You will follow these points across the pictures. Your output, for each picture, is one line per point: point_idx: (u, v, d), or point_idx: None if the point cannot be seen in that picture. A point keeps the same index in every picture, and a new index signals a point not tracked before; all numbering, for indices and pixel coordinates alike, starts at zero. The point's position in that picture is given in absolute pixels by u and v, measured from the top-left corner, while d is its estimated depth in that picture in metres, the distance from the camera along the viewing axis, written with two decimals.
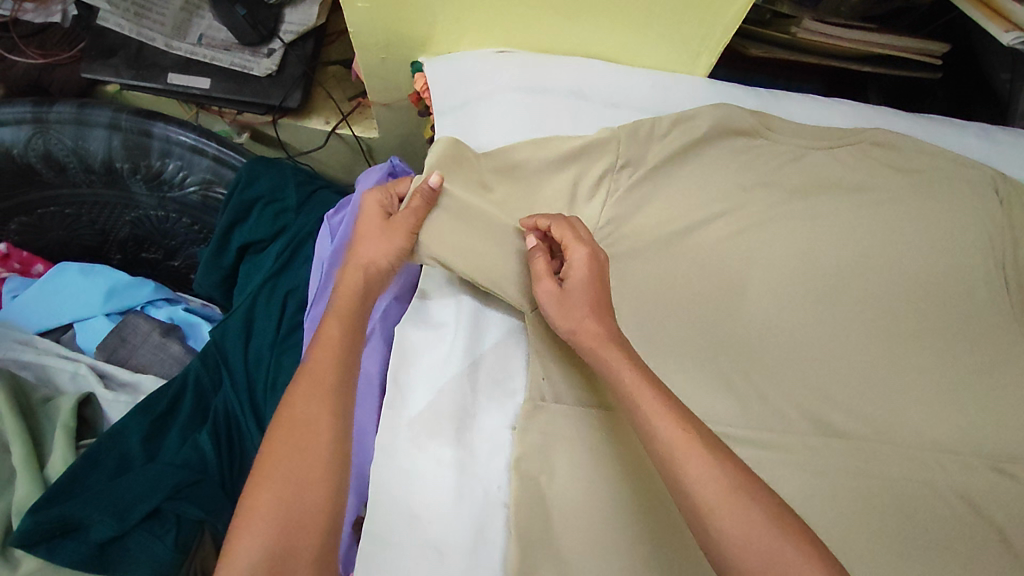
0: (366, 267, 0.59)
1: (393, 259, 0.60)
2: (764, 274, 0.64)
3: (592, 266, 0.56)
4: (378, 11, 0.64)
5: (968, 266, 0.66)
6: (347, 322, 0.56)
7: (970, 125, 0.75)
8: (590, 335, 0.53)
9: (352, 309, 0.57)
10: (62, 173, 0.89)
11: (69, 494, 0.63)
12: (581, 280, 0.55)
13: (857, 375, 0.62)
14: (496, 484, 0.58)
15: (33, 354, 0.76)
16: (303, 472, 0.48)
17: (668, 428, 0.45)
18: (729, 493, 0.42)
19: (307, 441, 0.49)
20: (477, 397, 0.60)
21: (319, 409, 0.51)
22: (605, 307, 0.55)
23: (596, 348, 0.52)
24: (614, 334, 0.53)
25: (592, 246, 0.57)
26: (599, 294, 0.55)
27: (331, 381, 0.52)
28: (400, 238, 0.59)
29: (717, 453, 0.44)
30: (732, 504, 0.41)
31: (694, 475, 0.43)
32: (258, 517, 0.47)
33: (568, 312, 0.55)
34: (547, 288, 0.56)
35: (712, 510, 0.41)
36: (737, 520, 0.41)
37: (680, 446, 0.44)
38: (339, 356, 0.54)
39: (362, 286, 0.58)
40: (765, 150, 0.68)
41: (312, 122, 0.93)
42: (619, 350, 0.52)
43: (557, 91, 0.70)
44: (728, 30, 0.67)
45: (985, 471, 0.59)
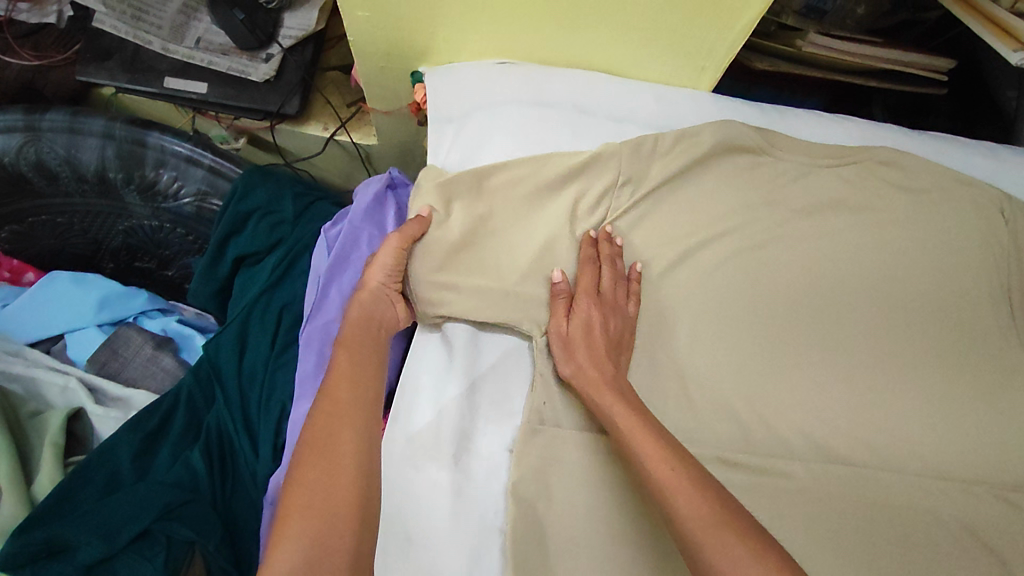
0: (369, 295, 0.59)
1: (391, 276, 0.60)
2: (769, 295, 0.63)
3: (597, 318, 0.58)
4: (378, 20, 0.63)
5: (974, 290, 0.64)
6: (358, 348, 0.55)
7: (976, 143, 0.74)
8: (589, 374, 0.55)
9: (357, 330, 0.56)
10: (54, 182, 0.87)
11: (58, 513, 0.61)
12: (586, 327, 0.58)
13: (861, 401, 0.61)
14: (493, 510, 0.56)
15: (21, 367, 0.75)
16: (332, 479, 0.47)
17: (656, 465, 0.46)
18: (716, 527, 0.41)
19: (332, 453, 0.48)
20: (475, 418, 0.59)
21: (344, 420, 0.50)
22: (609, 360, 0.56)
23: (595, 392, 0.54)
24: (614, 382, 0.54)
25: (604, 302, 0.59)
26: (602, 344, 0.57)
27: (348, 399, 0.51)
28: (391, 255, 0.59)
29: (704, 491, 0.44)
30: (716, 538, 0.40)
31: (683, 510, 0.43)
32: (286, 538, 0.44)
33: (570, 357, 0.57)
34: (554, 328, 0.59)
35: (698, 547, 0.41)
36: (721, 556, 0.40)
37: (669, 484, 0.44)
38: (357, 379, 0.53)
39: (370, 312, 0.58)
40: (770, 168, 0.67)
41: (310, 128, 0.92)
42: (613, 390, 0.53)
43: (559, 105, 0.68)
44: (734, 45, 0.66)
45: (989, 500, 0.58)
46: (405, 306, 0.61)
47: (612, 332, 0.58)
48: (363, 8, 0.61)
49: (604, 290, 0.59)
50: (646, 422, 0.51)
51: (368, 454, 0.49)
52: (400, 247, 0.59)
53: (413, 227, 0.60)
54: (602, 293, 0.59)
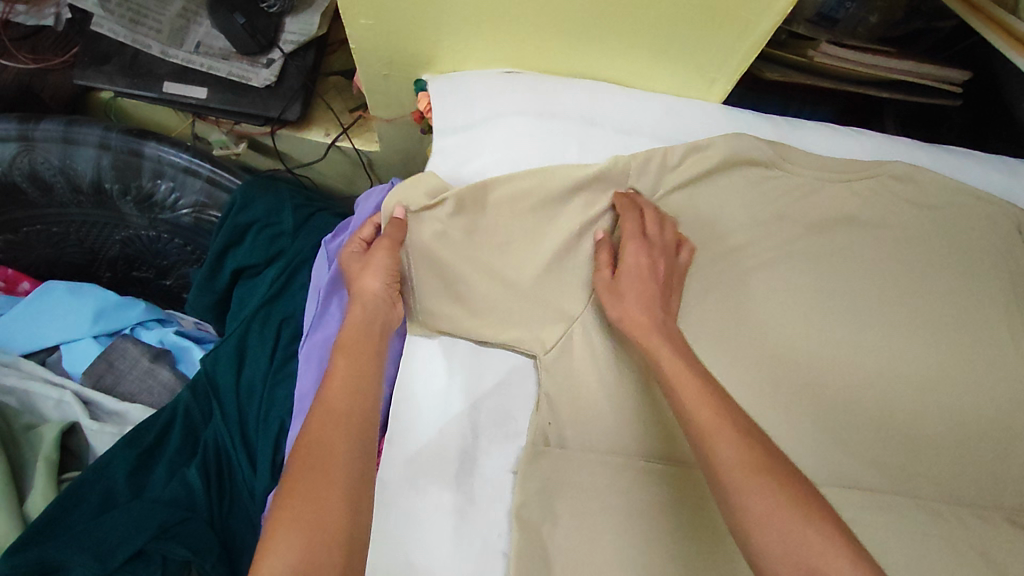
0: (366, 299, 0.56)
1: (388, 280, 0.57)
2: (779, 313, 0.62)
3: (647, 259, 0.56)
4: (381, 28, 0.61)
5: (988, 308, 0.63)
6: (358, 355, 0.53)
7: (993, 159, 0.72)
8: (638, 321, 0.53)
9: (357, 340, 0.54)
10: (49, 193, 0.86)
11: (50, 535, 0.62)
12: (637, 272, 0.56)
13: (873, 425, 0.59)
14: (496, 532, 0.56)
15: (16, 379, 0.74)
16: (324, 491, 0.44)
17: (701, 409, 0.44)
18: (756, 475, 0.40)
19: (325, 462, 0.45)
20: (478, 439, 0.58)
21: (337, 430, 0.47)
22: (659, 300, 0.55)
23: (643, 337, 0.52)
24: (661, 323, 0.53)
25: (651, 244, 0.57)
26: (651, 286, 0.55)
27: (345, 411, 0.49)
28: (386, 258, 0.56)
29: (747, 437, 0.42)
30: (755, 483, 0.40)
31: (726, 458, 0.41)
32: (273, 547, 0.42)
33: (617, 301, 0.55)
34: (601, 276, 0.57)
35: (737, 490, 0.40)
36: (761, 499, 0.39)
37: (712, 431, 0.43)
38: (354, 389, 0.51)
39: (368, 318, 0.55)
40: (781, 183, 0.65)
41: (311, 134, 0.90)
42: (660, 333, 0.52)
43: (567, 115, 0.67)
44: (746, 57, 0.64)
45: (1001, 525, 0.57)
46: (404, 307, 0.59)
47: (662, 275, 0.56)
48: (365, 16, 0.59)
49: (650, 233, 0.57)
50: (690, 366, 0.49)
51: (361, 464, 0.47)
52: (392, 250, 0.57)
53: (397, 228, 0.57)
54: (648, 236, 0.57)
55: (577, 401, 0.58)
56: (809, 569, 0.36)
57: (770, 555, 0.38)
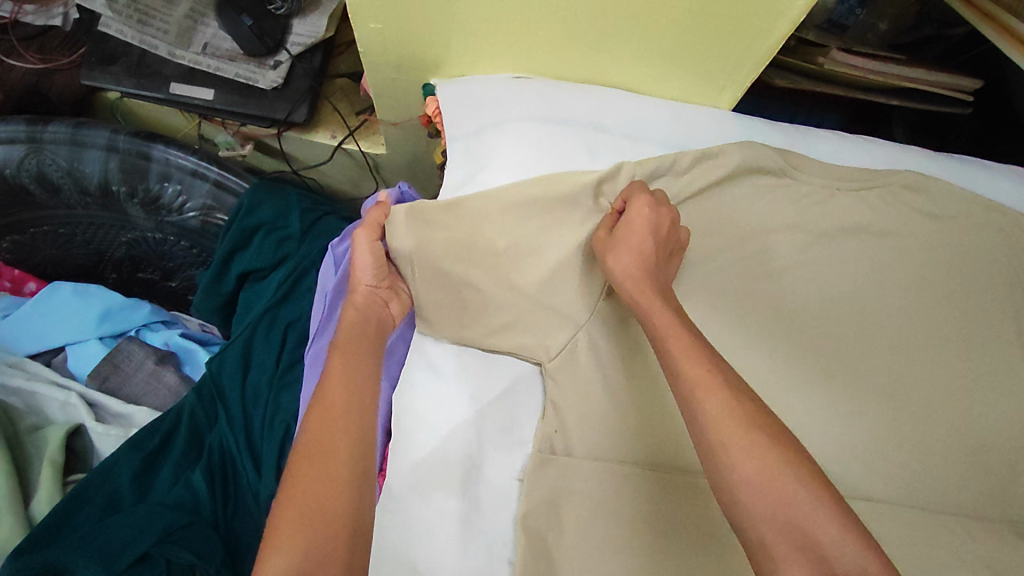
0: (356, 300, 0.58)
1: (378, 273, 0.59)
2: (787, 321, 0.61)
3: (649, 214, 0.54)
4: (390, 32, 0.61)
5: (999, 320, 0.63)
6: (355, 352, 0.54)
7: (1006, 169, 0.72)
8: (633, 278, 0.51)
9: (353, 338, 0.54)
10: (57, 195, 0.86)
11: (54, 536, 0.62)
12: (639, 227, 0.53)
13: (882, 435, 0.59)
14: (501, 540, 0.55)
15: (22, 380, 0.74)
16: (326, 484, 0.45)
17: (689, 363, 0.43)
18: (744, 432, 0.39)
19: (324, 455, 0.46)
20: (485, 448, 0.58)
21: (335, 425, 0.48)
22: (654, 258, 0.53)
23: (636, 298, 0.50)
24: (656, 281, 0.51)
25: (655, 199, 0.55)
26: (648, 241, 0.53)
27: (343, 404, 0.50)
28: (369, 252, 0.58)
29: (738, 397, 0.41)
30: (745, 442, 0.38)
31: (712, 412, 0.40)
32: (276, 546, 0.42)
33: (611, 253, 0.54)
34: (599, 237, 0.56)
35: (724, 448, 0.39)
36: (749, 457, 0.38)
37: (701, 387, 0.41)
38: (353, 384, 0.51)
39: (363, 319, 0.57)
40: (791, 192, 0.65)
41: (319, 136, 0.91)
42: (655, 290, 0.50)
43: (576, 122, 0.67)
44: (757, 66, 0.64)
45: (1012, 538, 0.57)
46: (397, 305, 0.61)
47: (663, 239, 0.54)
48: (375, 20, 0.59)
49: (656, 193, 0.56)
50: (680, 320, 0.47)
51: (361, 458, 0.48)
52: (373, 238, 0.58)
53: (378, 211, 0.59)
54: (654, 195, 0.56)
55: (585, 408, 0.57)
56: (794, 527, 0.36)
57: (756, 511, 0.37)
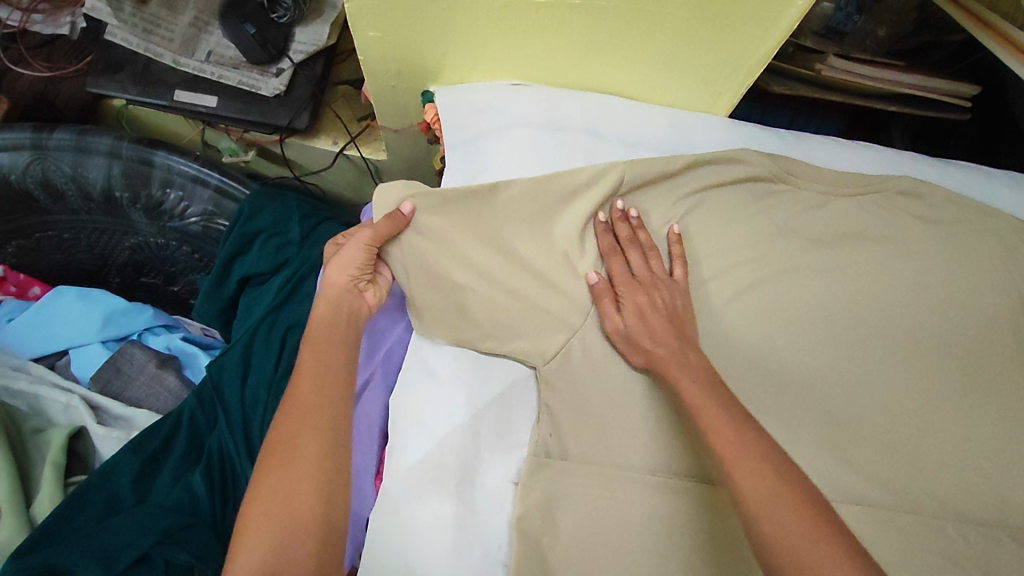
0: (335, 292, 0.57)
1: (359, 268, 0.57)
2: (782, 324, 0.61)
3: (646, 300, 0.56)
4: (389, 40, 0.62)
5: (994, 327, 0.63)
6: (325, 347, 0.54)
7: (1001, 174, 0.72)
8: (656, 354, 0.54)
9: (325, 332, 0.55)
10: (61, 200, 0.87)
11: (56, 537, 0.63)
12: (641, 316, 0.56)
13: (876, 439, 0.59)
14: (496, 544, 0.56)
15: (26, 382, 0.75)
16: (294, 488, 0.48)
17: (720, 430, 0.46)
18: (771, 495, 0.41)
19: (292, 458, 0.49)
20: (480, 452, 0.58)
21: (304, 428, 0.50)
22: (671, 334, 0.55)
23: (668, 367, 0.52)
24: (682, 351, 0.53)
25: (646, 284, 0.57)
26: (659, 320, 0.55)
27: (313, 402, 0.51)
28: (360, 251, 0.57)
29: (766, 458, 0.43)
30: (771, 506, 0.41)
31: (740, 473, 0.43)
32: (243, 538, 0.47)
33: (643, 332, 0.55)
34: (608, 314, 0.57)
35: (752, 513, 0.41)
36: (772, 517, 0.40)
37: (728, 449, 0.44)
38: (322, 379, 0.53)
39: (336, 313, 0.56)
40: (785, 198, 0.65)
41: (320, 143, 0.92)
42: (680, 362, 0.52)
43: (572, 128, 0.67)
44: (752, 73, 0.65)
45: (1010, 544, 0.57)
46: (374, 293, 0.60)
47: (665, 308, 0.56)
48: (374, 28, 0.60)
49: (641, 273, 0.58)
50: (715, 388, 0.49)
51: (327, 457, 0.50)
52: (372, 244, 0.57)
53: (387, 224, 0.56)
54: (638, 276, 0.58)
55: (582, 414, 0.57)
56: None
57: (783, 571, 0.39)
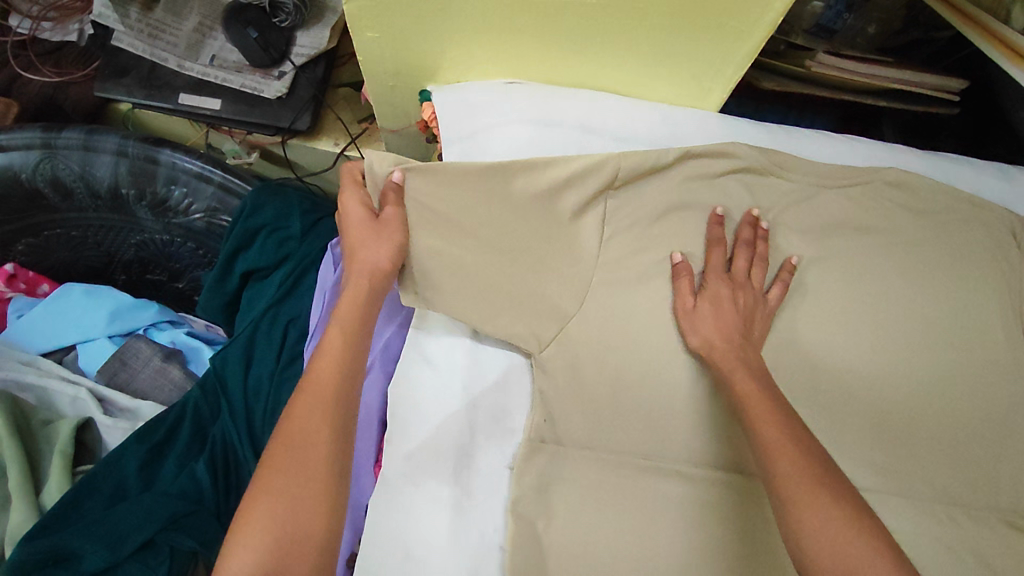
0: (367, 275, 0.55)
1: (392, 257, 0.56)
2: (773, 311, 0.62)
3: (731, 289, 0.58)
4: (387, 40, 0.64)
5: (984, 315, 0.64)
6: (352, 334, 0.53)
7: (987, 164, 0.73)
8: (716, 346, 0.54)
9: (353, 320, 0.53)
10: (70, 198, 0.89)
11: (64, 521, 0.65)
12: (715, 303, 0.57)
13: (867, 423, 0.60)
14: (492, 526, 0.57)
15: (34, 376, 0.77)
16: (298, 488, 0.46)
17: (770, 433, 0.46)
18: (822, 504, 0.42)
19: (302, 459, 0.47)
20: (476, 437, 0.60)
21: (317, 425, 0.48)
22: (740, 330, 0.56)
23: (723, 363, 0.53)
24: (743, 350, 0.54)
25: (736, 281, 0.59)
26: (735, 318, 0.56)
27: (330, 395, 0.50)
28: (395, 238, 0.56)
29: (816, 468, 0.44)
30: (821, 508, 0.42)
31: (787, 476, 0.44)
32: (249, 534, 0.45)
33: (707, 316, 0.56)
34: (681, 300, 0.58)
35: (801, 524, 0.42)
36: (824, 524, 0.41)
37: (773, 456, 0.45)
38: (343, 371, 0.51)
39: (366, 295, 0.55)
40: (776, 189, 0.67)
41: (321, 144, 0.94)
42: (741, 363, 0.53)
43: (566, 124, 0.69)
44: (740, 68, 0.66)
45: (997, 525, 0.58)
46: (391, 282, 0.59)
47: (742, 307, 0.57)
48: (372, 29, 0.62)
49: (738, 269, 0.60)
50: (808, 463, 0.45)
51: (336, 457, 0.49)
52: (406, 228, 0.57)
53: (397, 208, 0.56)
54: (731, 274, 0.59)
55: (579, 402, 0.59)
56: None
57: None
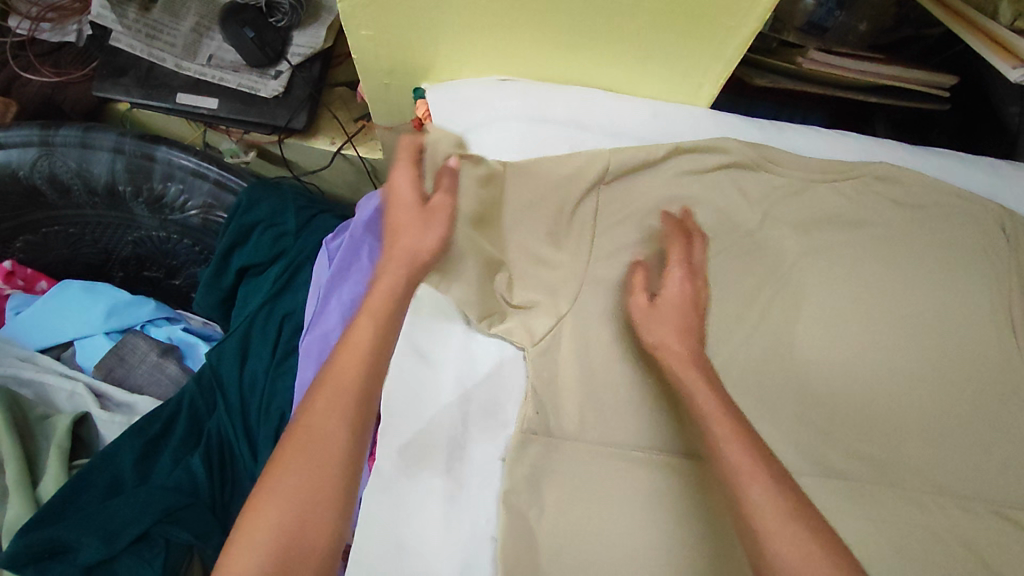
0: (405, 260, 0.53)
1: (434, 245, 0.54)
2: (763, 304, 0.63)
3: (688, 289, 0.55)
4: (381, 38, 0.64)
5: (973, 308, 0.64)
6: (385, 322, 0.50)
7: (977, 159, 0.74)
8: (669, 354, 0.52)
9: (388, 308, 0.51)
10: (66, 195, 0.90)
11: (60, 515, 0.65)
12: (672, 304, 0.54)
13: (857, 414, 0.61)
14: (485, 517, 0.57)
15: (33, 371, 0.78)
16: (317, 485, 0.43)
17: (732, 447, 0.44)
18: (786, 523, 0.40)
19: (321, 453, 0.44)
20: (468, 429, 0.60)
21: (341, 417, 0.46)
22: (695, 334, 0.53)
23: (681, 368, 0.51)
24: (697, 357, 0.52)
25: (695, 275, 0.56)
26: (689, 318, 0.54)
27: (358, 387, 0.47)
28: (440, 227, 0.54)
29: (782, 484, 0.42)
30: (789, 526, 0.40)
31: (756, 500, 0.41)
32: (255, 529, 0.41)
33: (656, 326, 0.54)
34: (638, 301, 0.55)
35: (768, 537, 0.40)
36: (795, 549, 0.39)
37: (738, 469, 0.43)
38: (373, 362, 0.48)
39: (404, 281, 0.52)
40: (767, 182, 0.67)
41: (318, 142, 0.94)
42: (698, 368, 0.51)
43: (558, 120, 0.69)
44: (729, 63, 0.67)
45: (988, 517, 0.58)
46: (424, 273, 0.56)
47: (701, 309, 0.55)
48: (366, 27, 0.63)
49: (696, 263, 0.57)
50: (800, 520, 0.40)
51: (354, 451, 0.46)
52: (451, 220, 0.55)
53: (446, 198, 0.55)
54: (693, 266, 0.57)
55: (571, 391, 0.60)
56: None
57: None
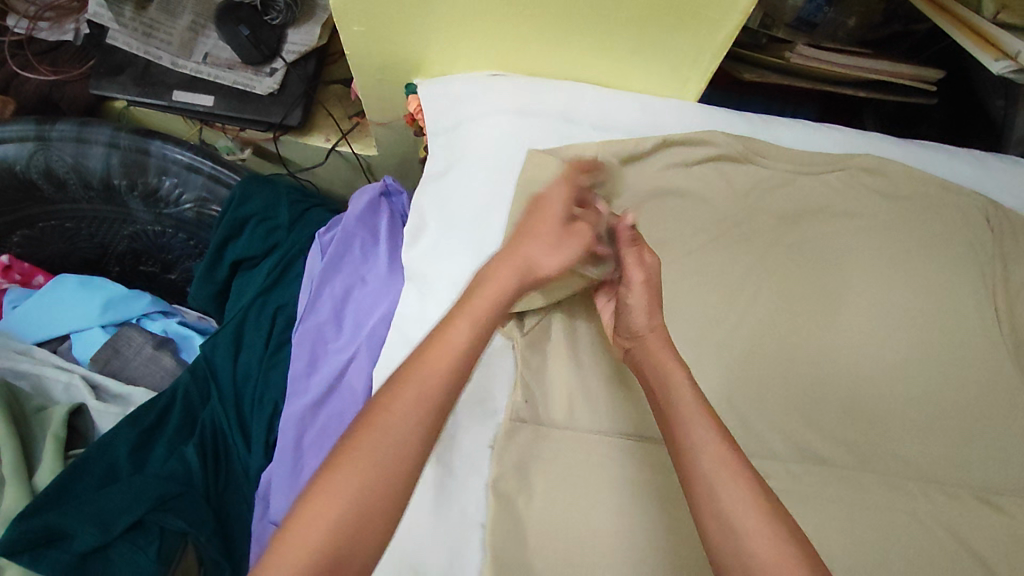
0: (522, 271, 0.52)
1: (556, 265, 0.54)
2: (749, 294, 0.64)
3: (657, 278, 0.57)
4: (373, 34, 0.65)
5: (957, 298, 0.65)
6: (486, 328, 0.48)
7: (961, 151, 0.75)
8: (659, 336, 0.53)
9: (492, 311, 0.49)
10: (63, 189, 0.91)
11: (58, 503, 0.66)
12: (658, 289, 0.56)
13: (841, 401, 0.61)
14: (473, 504, 0.58)
15: (30, 363, 0.79)
16: (393, 474, 0.39)
17: (712, 444, 0.42)
18: (757, 518, 0.39)
19: (403, 444, 0.40)
20: (457, 417, 0.61)
21: (426, 412, 0.42)
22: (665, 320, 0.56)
23: (662, 364, 0.49)
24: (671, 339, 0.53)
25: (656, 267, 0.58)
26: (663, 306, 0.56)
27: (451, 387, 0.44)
28: (570, 251, 0.54)
29: (755, 479, 0.41)
30: (761, 521, 0.39)
31: (729, 499, 0.40)
32: (321, 507, 0.38)
33: (653, 306, 0.54)
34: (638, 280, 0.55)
35: (744, 536, 0.38)
36: (772, 547, 0.38)
37: (712, 469, 0.41)
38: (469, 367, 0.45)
39: (512, 288, 0.51)
40: (752, 174, 0.68)
41: (313, 139, 0.95)
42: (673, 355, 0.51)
43: (547, 114, 0.70)
44: (715, 57, 0.68)
45: (971, 502, 0.59)
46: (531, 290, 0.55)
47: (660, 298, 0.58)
48: (358, 23, 0.63)
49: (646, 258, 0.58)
50: (778, 519, 0.39)
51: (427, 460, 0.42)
52: (586, 250, 0.55)
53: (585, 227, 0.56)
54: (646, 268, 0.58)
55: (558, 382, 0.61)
56: None
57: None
